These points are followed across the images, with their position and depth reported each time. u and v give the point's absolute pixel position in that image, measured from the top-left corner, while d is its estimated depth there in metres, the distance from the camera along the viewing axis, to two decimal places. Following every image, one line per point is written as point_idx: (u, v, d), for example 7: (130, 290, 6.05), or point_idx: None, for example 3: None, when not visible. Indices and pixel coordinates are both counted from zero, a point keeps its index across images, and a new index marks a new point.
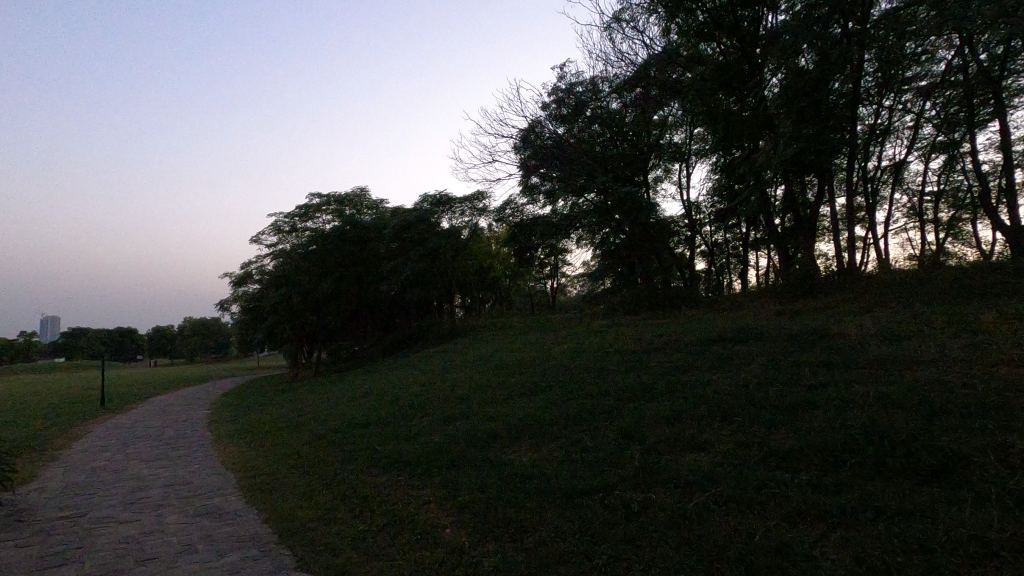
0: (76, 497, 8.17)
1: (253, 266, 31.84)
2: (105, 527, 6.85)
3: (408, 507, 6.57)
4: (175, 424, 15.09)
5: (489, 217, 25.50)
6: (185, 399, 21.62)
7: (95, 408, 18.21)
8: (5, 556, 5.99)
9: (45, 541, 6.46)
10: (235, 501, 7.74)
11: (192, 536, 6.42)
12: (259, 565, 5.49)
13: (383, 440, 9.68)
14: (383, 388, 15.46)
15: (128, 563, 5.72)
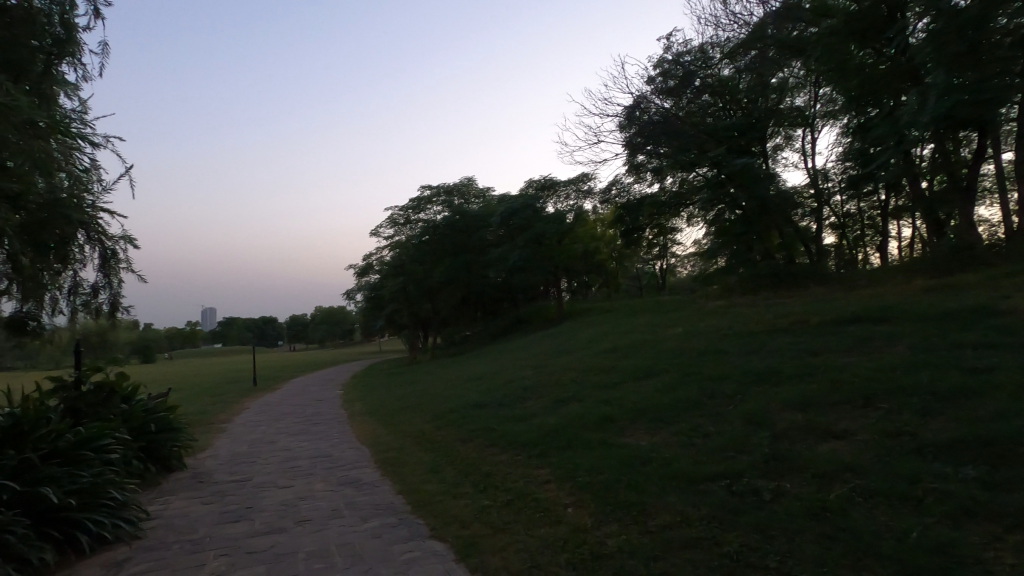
0: (241, 464, 9.41)
1: (372, 257, 34.10)
2: (268, 490, 7.85)
3: (529, 485, 6.79)
4: (315, 402, 16.76)
5: (594, 199, 25.20)
6: (320, 380, 23.93)
7: (249, 387, 20.73)
8: (194, 511, 7.08)
9: (221, 500, 7.53)
10: (371, 473, 8.48)
11: (338, 503, 7.14)
12: (397, 532, 5.99)
13: (500, 421, 10.07)
14: (497, 371, 16.03)
15: (289, 523, 6.51)
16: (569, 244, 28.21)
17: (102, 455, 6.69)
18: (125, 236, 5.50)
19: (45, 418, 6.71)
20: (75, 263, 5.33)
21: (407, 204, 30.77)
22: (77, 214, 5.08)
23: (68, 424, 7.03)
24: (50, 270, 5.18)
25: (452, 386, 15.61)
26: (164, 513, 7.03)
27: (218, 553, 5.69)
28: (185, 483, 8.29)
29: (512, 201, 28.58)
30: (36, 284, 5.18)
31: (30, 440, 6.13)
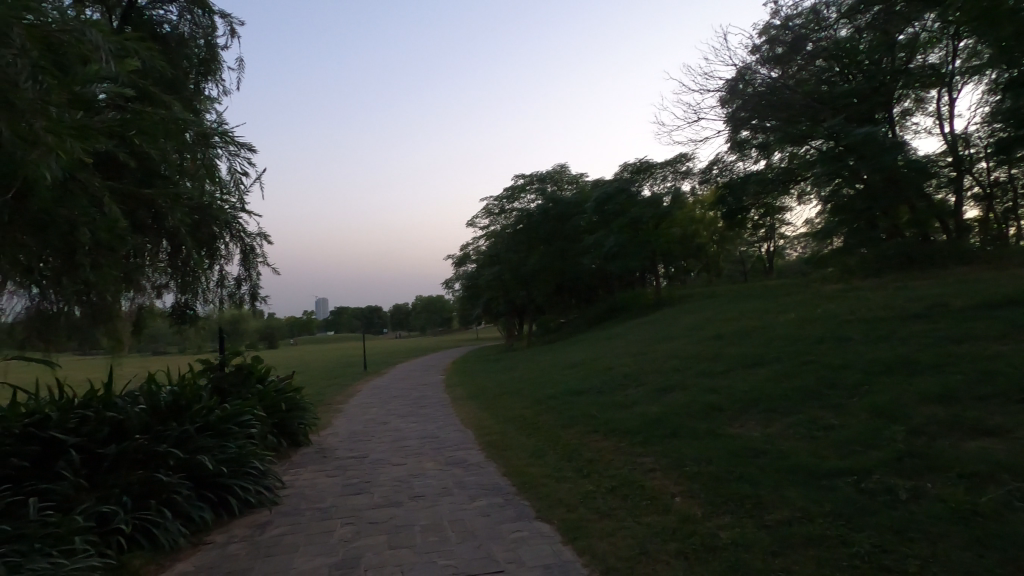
0: (359, 442, 10.17)
1: (469, 247, 35.05)
2: (384, 467, 8.43)
3: (633, 473, 6.72)
4: (420, 386, 17.65)
5: (693, 181, 24.12)
6: (423, 365, 25.19)
7: (359, 372, 22.24)
8: (322, 483, 7.76)
9: (343, 474, 8.20)
10: (476, 454, 8.81)
11: (448, 481, 7.51)
12: (505, 512, 6.20)
13: (601, 407, 10.02)
14: (594, 358, 15.95)
15: (404, 498, 6.95)
16: (666, 228, 27.20)
17: (244, 429, 7.52)
18: (261, 233, 6.11)
19: (198, 396, 7.67)
20: (225, 261, 5.96)
21: (500, 194, 31.17)
22: (227, 217, 5.67)
23: (216, 402, 7.97)
24: (208, 268, 5.85)
25: (550, 372, 15.75)
26: (296, 483, 7.79)
27: (344, 522, 6.21)
28: (312, 457, 9.11)
29: (607, 186, 28.05)
30: (193, 280, 5.89)
31: (188, 414, 7.03)
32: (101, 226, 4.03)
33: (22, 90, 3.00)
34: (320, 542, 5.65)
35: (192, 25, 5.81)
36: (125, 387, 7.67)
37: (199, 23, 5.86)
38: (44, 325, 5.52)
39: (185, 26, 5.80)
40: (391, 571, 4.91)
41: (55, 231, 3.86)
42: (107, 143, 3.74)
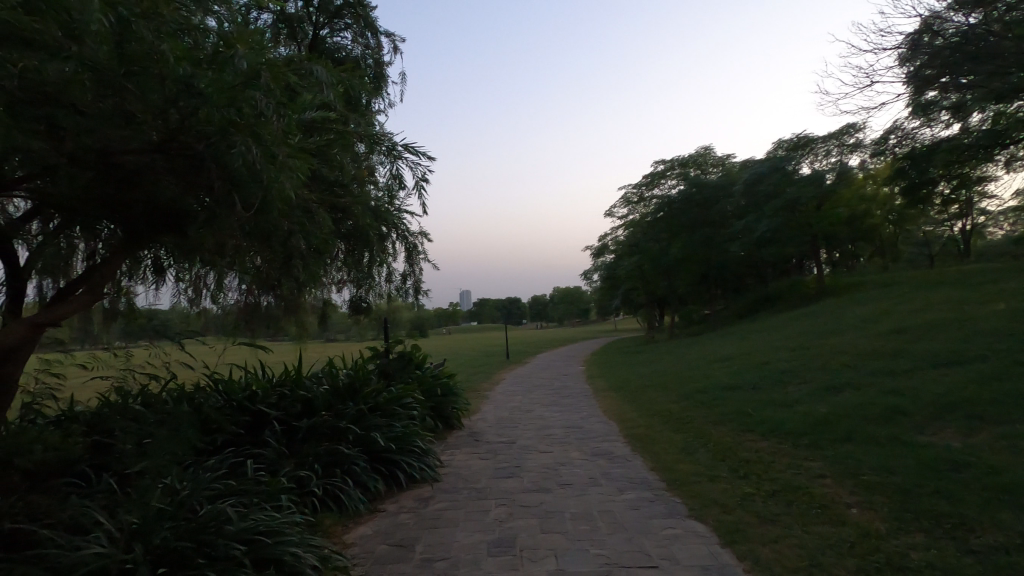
0: (506, 428, 10.64)
1: (608, 237, 34.65)
2: (532, 453, 8.74)
3: (799, 477, 6.19)
4: (561, 377, 17.92)
5: (863, 155, 21.38)
6: (562, 356, 25.53)
7: (501, 361, 23.15)
8: (475, 464, 8.29)
9: (493, 457, 8.64)
10: (622, 446, 8.74)
11: (595, 472, 7.55)
12: (655, 507, 6.09)
13: (756, 405, 9.37)
14: (745, 352, 14.92)
15: (553, 484, 7.14)
16: (830, 208, 24.37)
17: (407, 411, 8.26)
18: (421, 232, 6.63)
19: (369, 380, 8.59)
20: (392, 258, 6.55)
21: (640, 182, 30.29)
22: (395, 219, 6.21)
23: (384, 385, 8.87)
24: (379, 265, 6.48)
25: (696, 366, 15.08)
26: (453, 463, 8.39)
27: (498, 503, 6.55)
28: (465, 440, 9.74)
29: (758, 165, 25.85)
30: (366, 276, 6.57)
31: (361, 395, 7.94)
32: (308, 232, 4.62)
33: (258, 121, 3.60)
34: (478, 520, 6.04)
35: (364, 48, 6.27)
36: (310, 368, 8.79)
37: (369, 46, 6.30)
38: (251, 316, 6.55)
39: (358, 50, 6.26)
40: (544, 553, 5.10)
41: (277, 239, 4.40)
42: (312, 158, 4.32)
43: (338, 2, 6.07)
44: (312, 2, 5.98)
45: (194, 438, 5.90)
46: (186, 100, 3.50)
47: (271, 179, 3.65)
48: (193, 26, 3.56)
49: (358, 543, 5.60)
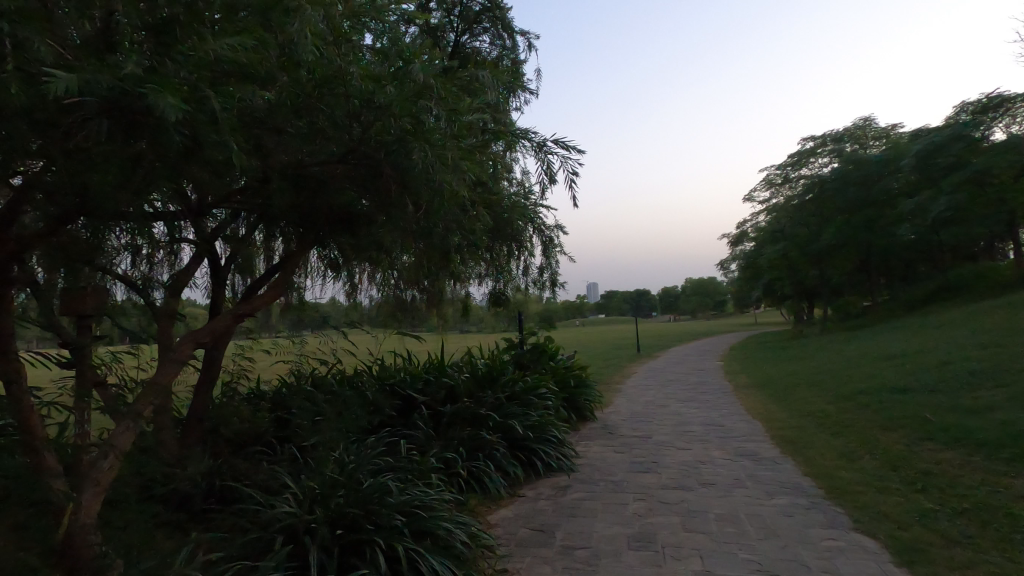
0: (640, 422, 10.44)
1: (747, 223, 32.28)
2: (669, 449, 8.48)
3: (997, 497, 5.32)
4: (695, 371, 17.14)
5: None
6: (697, 350, 24.29)
7: (630, 354, 22.68)
8: (610, 457, 8.25)
9: (629, 451, 8.52)
10: (769, 448, 8.16)
11: (740, 473, 7.14)
12: (812, 515, 5.61)
13: (936, 410, 8.19)
14: (918, 350, 13.11)
15: (694, 483, 6.88)
16: None
17: (542, 401, 8.46)
18: (557, 225, 6.73)
19: (505, 369, 8.93)
20: (529, 252, 6.74)
21: (785, 161, 27.74)
22: (532, 213, 6.37)
23: (519, 375, 9.16)
24: (516, 259, 6.71)
25: (855, 364, 13.57)
26: (588, 454, 8.43)
27: (637, 497, 6.47)
28: (598, 432, 9.73)
29: (934, 134, 22.39)
30: (503, 271, 6.84)
31: (499, 384, 8.29)
32: (455, 229, 4.89)
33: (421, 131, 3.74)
34: (617, 512, 6.02)
35: (501, 49, 6.49)
36: (451, 357, 9.35)
37: (505, 46, 6.52)
38: (402, 309, 7.14)
39: (495, 51, 6.50)
40: (689, 553, 4.94)
41: (432, 237, 4.63)
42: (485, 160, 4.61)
43: (477, 8, 6.35)
44: (453, 11, 6.30)
45: (358, 418, 6.55)
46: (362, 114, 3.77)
47: (433, 183, 3.79)
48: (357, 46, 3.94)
49: (501, 524, 5.87)
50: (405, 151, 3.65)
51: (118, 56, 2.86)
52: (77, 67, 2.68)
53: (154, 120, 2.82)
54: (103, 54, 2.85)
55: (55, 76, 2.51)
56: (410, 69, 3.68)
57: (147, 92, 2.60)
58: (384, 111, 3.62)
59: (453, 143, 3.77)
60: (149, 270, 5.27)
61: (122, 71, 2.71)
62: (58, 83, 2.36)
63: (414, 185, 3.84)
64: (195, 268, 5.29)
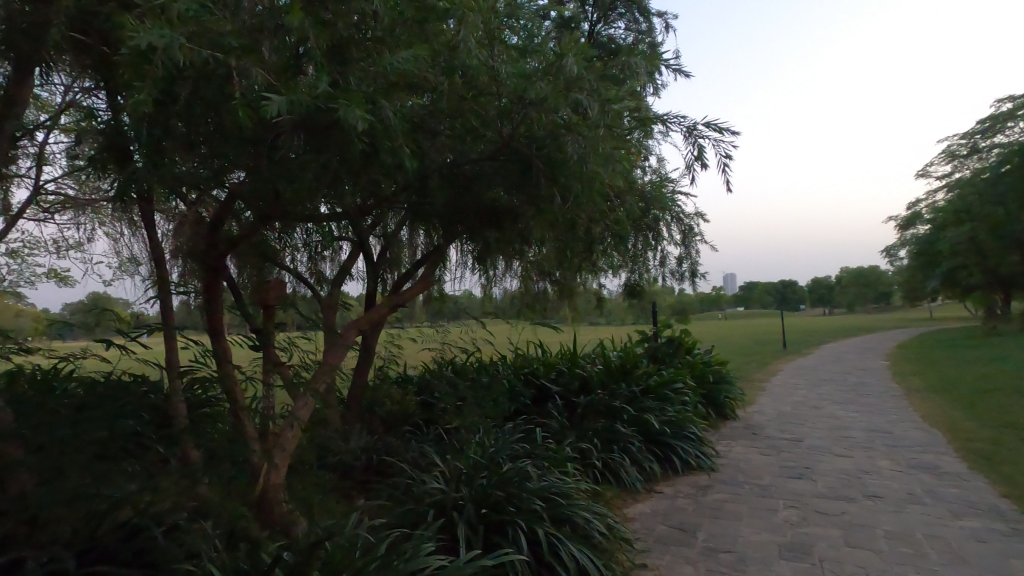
0: (789, 424, 9.62)
1: (921, 203, 28.07)
2: (825, 455, 7.72)
3: None
4: (854, 371, 15.34)
5: None
6: (856, 347, 21.69)
7: (776, 350, 20.89)
8: (755, 458, 7.73)
9: (777, 454, 7.90)
10: (953, 462, 7.08)
11: (915, 487, 6.29)
12: (1015, 544, 4.77)
13: None
14: None
15: (857, 494, 6.19)
16: None
17: (679, 396, 8.16)
18: (697, 213, 6.43)
19: (639, 362, 8.75)
20: (667, 242, 6.52)
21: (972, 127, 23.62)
22: (670, 201, 6.15)
23: (654, 368, 8.92)
24: (654, 249, 6.52)
25: None
26: (730, 454, 7.97)
27: (788, 504, 5.98)
28: (741, 432, 9.14)
29: None
30: (639, 262, 6.70)
31: (633, 377, 8.14)
32: (593, 221, 4.87)
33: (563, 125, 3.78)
34: (765, 518, 5.63)
35: (637, 33, 6.32)
36: (583, 348, 9.37)
37: (641, 30, 6.35)
38: (536, 300, 7.30)
39: (631, 36, 6.35)
40: (853, 570, 4.48)
41: (569, 230, 4.66)
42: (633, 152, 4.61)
43: None
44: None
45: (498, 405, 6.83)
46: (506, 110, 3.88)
47: (573, 177, 3.81)
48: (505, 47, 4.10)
49: (638, 519, 5.78)
50: (553, 146, 3.73)
51: (307, 77, 3.27)
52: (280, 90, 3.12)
53: (337, 132, 3.20)
54: (295, 77, 3.28)
55: (269, 100, 2.96)
56: (561, 64, 3.73)
57: (338, 107, 2.96)
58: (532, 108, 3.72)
59: (593, 133, 3.76)
60: (317, 265, 5.93)
61: (313, 90, 3.10)
62: (269, 107, 2.80)
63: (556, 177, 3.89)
64: (353, 264, 5.88)
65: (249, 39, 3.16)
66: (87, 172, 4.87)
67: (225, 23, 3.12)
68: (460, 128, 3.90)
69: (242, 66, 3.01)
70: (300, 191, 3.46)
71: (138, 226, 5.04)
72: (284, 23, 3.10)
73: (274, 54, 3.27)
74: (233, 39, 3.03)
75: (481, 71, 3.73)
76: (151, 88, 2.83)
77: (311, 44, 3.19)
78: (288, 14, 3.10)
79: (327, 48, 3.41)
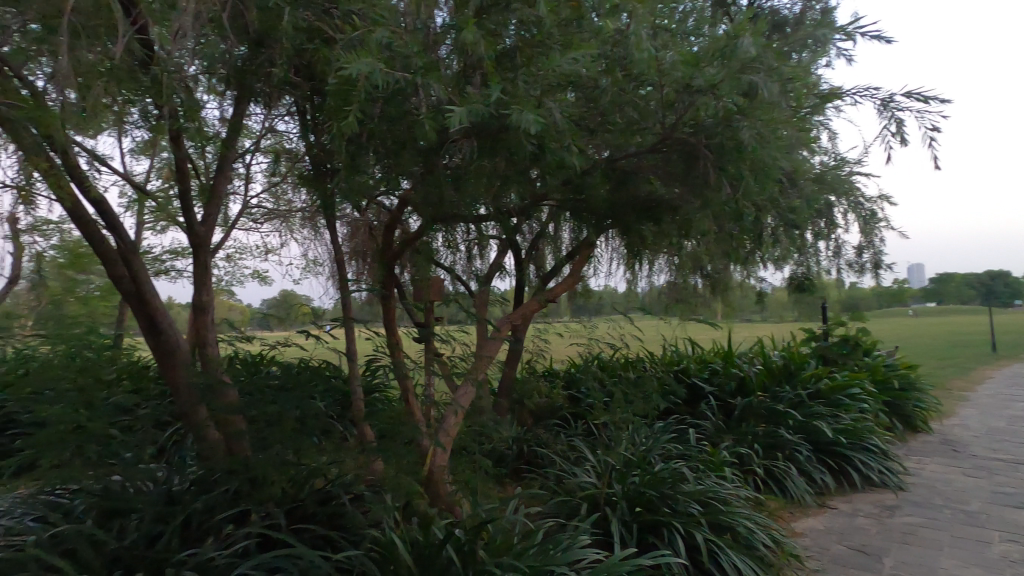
0: (1004, 442, 8.06)
1: None
2: None
3: None
4: None
5: None
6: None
7: (983, 354, 17.57)
8: (958, 480, 6.61)
9: (987, 477, 6.67)
10: None
11: None
12: None
13: None
14: None
15: None
16: None
17: (856, 403, 7.27)
18: (882, 196, 5.64)
19: (806, 364, 7.96)
20: (843, 230, 5.82)
21: None
22: (846, 185, 5.48)
23: (825, 371, 8.03)
24: (827, 238, 5.86)
25: None
26: (922, 472, 6.92)
27: (1005, 537, 5.04)
28: (937, 448, 7.88)
29: None
30: (808, 253, 6.06)
31: (799, 380, 7.43)
32: (757, 213, 4.54)
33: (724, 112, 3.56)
34: (974, 550, 4.81)
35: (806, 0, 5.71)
36: (739, 347, 8.76)
37: None
38: (688, 296, 6.96)
39: (799, 4, 5.75)
40: None
41: (728, 223, 4.41)
42: (810, 132, 4.17)
43: None
44: None
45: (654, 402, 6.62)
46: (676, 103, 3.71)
47: (739, 164, 3.58)
48: (664, 33, 3.95)
49: (808, 535, 5.27)
50: (725, 133, 3.50)
51: (474, 87, 3.47)
52: (460, 102, 3.34)
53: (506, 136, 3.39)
54: (465, 87, 3.48)
55: (453, 111, 3.16)
56: (735, 43, 3.46)
57: (510, 114, 3.11)
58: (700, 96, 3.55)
59: (763, 118, 3.47)
60: (470, 263, 6.26)
61: (486, 99, 3.26)
62: (455, 118, 3.00)
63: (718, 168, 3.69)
64: (501, 261, 6.16)
65: (425, 57, 3.42)
66: (282, 186, 5.68)
67: (411, 44, 3.42)
68: (622, 122, 3.86)
69: (425, 82, 3.27)
70: (465, 196, 3.74)
71: (321, 232, 5.82)
72: (459, 39, 3.31)
73: (448, 67, 3.51)
74: (417, 60, 3.31)
75: (649, 61, 3.60)
76: (360, 108, 3.21)
77: (483, 56, 3.38)
78: (463, 30, 3.31)
79: (495, 57, 3.57)
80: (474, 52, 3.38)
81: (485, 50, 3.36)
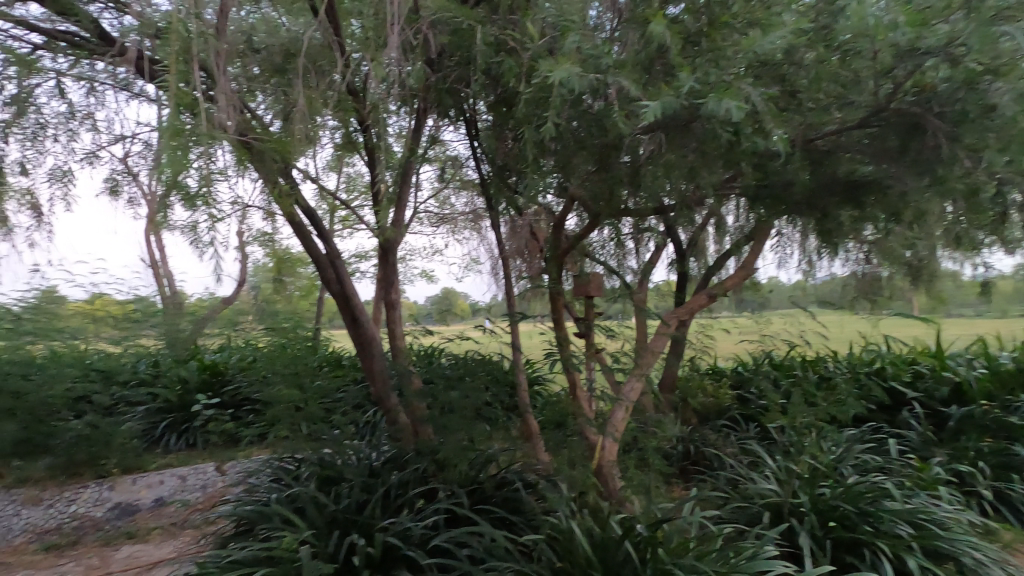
0: None
1: None
2: None
3: None
4: None
5: None
6: None
7: None
8: None
9: None
10: None
11: None
12: None
13: None
14: None
15: None
16: None
17: None
18: None
19: None
20: None
21: None
22: None
23: None
24: None
25: None
26: None
27: None
28: None
29: None
30: None
31: None
32: (985, 190, 3.84)
33: (955, 75, 3.05)
34: None
35: None
36: (950, 346, 7.45)
37: None
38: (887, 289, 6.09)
39: None
40: None
41: (944, 204, 3.80)
42: None
43: None
44: None
45: (849, 407, 5.89)
46: (898, 70, 3.24)
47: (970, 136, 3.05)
48: None
49: None
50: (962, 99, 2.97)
51: (654, 78, 3.37)
52: (651, 97, 3.21)
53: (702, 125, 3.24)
54: (646, 77, 3.38)
55: (646, 105, 3.08)
56: None
57: (706, 103, 2.96)
58: (928, 57, 3.09)
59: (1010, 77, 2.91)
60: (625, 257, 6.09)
61: (679, 90, 3.09)
62: (649, 113, 2.90)
63: (939, 142, 3.19)
64: (659, 255, 5.96)
65: (613, 53, 3.39)
66: (449, 191, 6.08)
67: (600, 45, 3.39)
68: (824, 99, 3.49)
69: (612, 79, 3.24)
70: (634, 190, 3.68)
71: (484, 232, 6.13)
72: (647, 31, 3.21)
73: (636, 58, 3.41)
74: (609, 58, 3.28)
75: (866, 26, 3.15)
76: (554, 112, 3.30)
77: (669, 47, 3.24)
78: (651, 22, 3.19)
79: (679, 45, 3.40)
80: (660, 43, 3.24)
81: (673, 41, 3.22)
